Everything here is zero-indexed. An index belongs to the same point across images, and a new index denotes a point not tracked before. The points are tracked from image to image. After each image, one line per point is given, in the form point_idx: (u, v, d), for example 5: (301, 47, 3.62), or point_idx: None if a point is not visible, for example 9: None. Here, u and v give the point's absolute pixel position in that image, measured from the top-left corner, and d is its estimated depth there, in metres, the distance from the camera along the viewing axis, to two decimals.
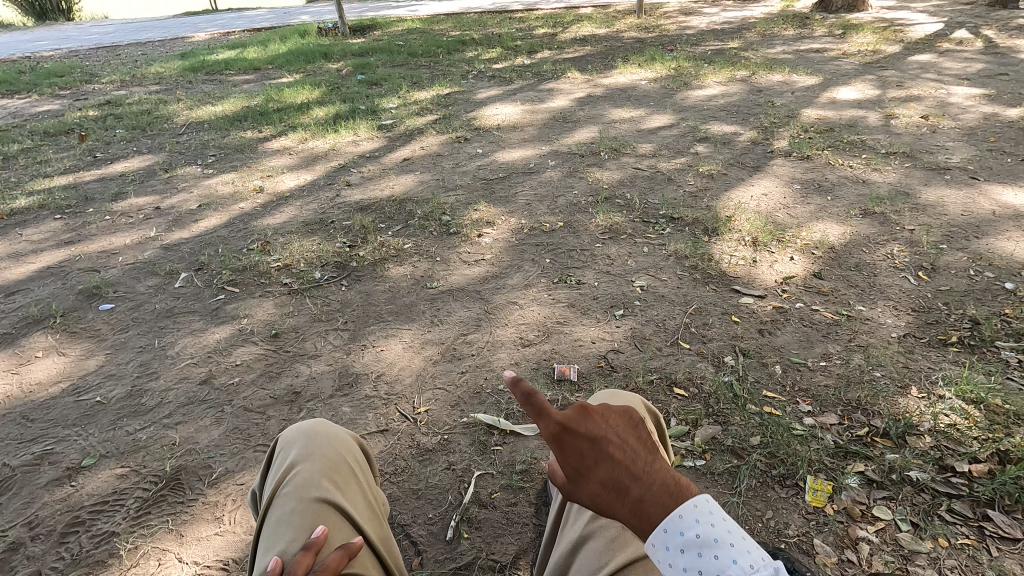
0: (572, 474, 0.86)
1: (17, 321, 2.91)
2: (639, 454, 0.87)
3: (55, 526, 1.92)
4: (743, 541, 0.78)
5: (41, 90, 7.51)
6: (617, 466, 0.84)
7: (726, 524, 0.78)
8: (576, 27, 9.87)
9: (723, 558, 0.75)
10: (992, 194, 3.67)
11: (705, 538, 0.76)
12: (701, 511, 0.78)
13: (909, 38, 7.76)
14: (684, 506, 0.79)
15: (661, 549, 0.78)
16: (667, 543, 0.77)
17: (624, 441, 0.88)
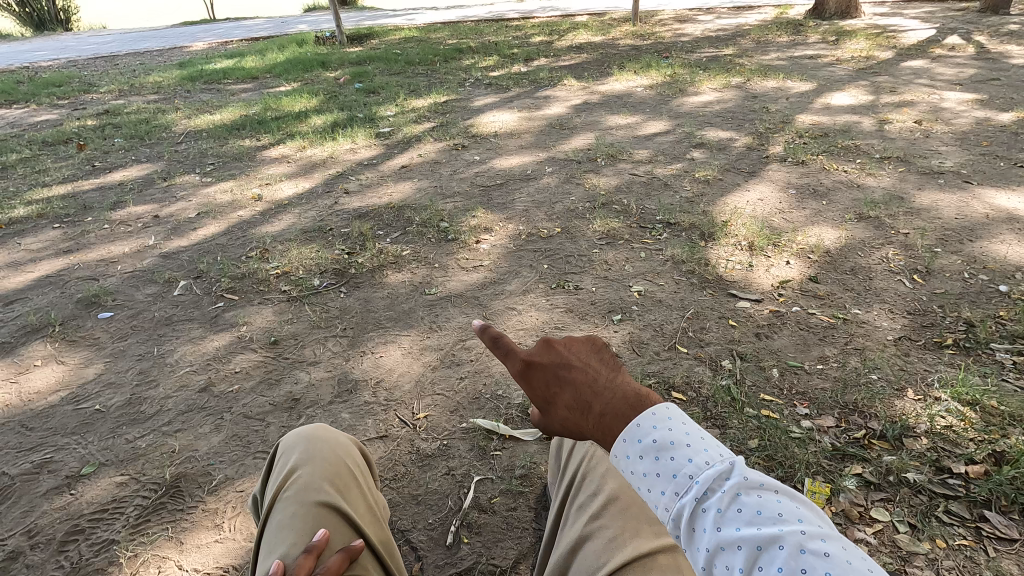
0: (547, 404, 1.06)
1: (16, 330, 2.91)
2: (600, 377, 1.04)
3: (55, 535, 1.92)
4: (701, 442, 0.88)
5: (39, 100, 7.53)
6: (580, 390, 1.03)
7: (681, 428, 0.89)
8: (572, 35, 9.95)
9: (679, 458, 0.86)
10: (985, 198, 3.71)
11: (662, 443, 0.87)
12: (657, 419, 0.91)
13: (902, 45, 7.84)
14: (643, 416, 0.92)
15: (625, 459, 0.90)
16: (628, 451, 0.89)
17: (587, 369, 1.06)
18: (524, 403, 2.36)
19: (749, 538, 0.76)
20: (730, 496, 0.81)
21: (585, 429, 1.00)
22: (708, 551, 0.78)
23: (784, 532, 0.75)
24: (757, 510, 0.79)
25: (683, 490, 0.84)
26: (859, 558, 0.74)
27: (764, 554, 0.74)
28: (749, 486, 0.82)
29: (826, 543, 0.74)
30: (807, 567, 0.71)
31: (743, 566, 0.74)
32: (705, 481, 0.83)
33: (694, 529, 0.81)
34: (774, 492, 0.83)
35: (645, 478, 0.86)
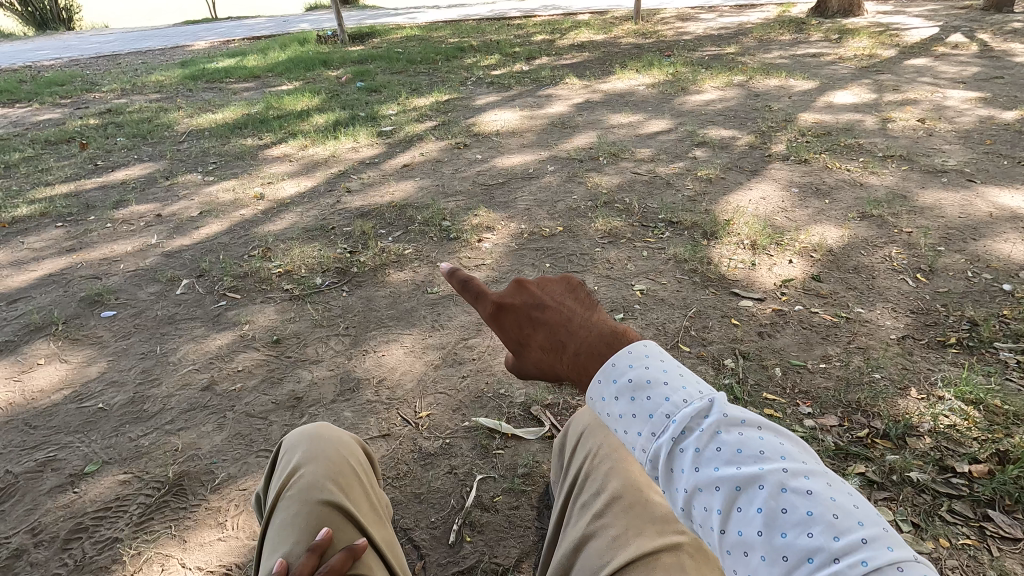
0: (525, 345, 1.11)
1: (19, 328, 2.92)
2: (575, 317, 1.06)
3: (58, 533, 1.92)
4: (679, 380, 0.87)
5: (41, 99, 7.54)
6: (555, 331, 1.06)
7: (658, 367, 0.89)
8: (574, 34, 9.93)
9: (655, 397, 0.85)
10: (989, 196, 3.69)
11: (637, 382, 0.87)
12: (634, 358, 0.91)
13: (905, 43, 7.82)
14: (618, 355, 0.92)
15: (602, 401, 0.90)
16: (606, 393, 0.89)
17: (561, 310, 1.09)
18: (527, 402, 2.36)
19: (728, 478, 0.74)
20: (709, 435, 0.79)
21: (561, 368, 1.03)
22: (686, 492, 0.77)
23: (764, 471, 0.73)
24: (737, 449, 0.77)
25: (660, 430, 0.83)
26: (840, 492, 0.73)
27: (743, 495, 0.73)
28: (729, 424, 0.80)
29: (808, 481, 0.73)
30: (785, 506, 0.70)
31: (721, 507, 0.73)
32: (683, 420, 0.82)
33: (673, 471, 0.80)
34: (756, 428, 0.81)
35: (621, 419, 0.86)
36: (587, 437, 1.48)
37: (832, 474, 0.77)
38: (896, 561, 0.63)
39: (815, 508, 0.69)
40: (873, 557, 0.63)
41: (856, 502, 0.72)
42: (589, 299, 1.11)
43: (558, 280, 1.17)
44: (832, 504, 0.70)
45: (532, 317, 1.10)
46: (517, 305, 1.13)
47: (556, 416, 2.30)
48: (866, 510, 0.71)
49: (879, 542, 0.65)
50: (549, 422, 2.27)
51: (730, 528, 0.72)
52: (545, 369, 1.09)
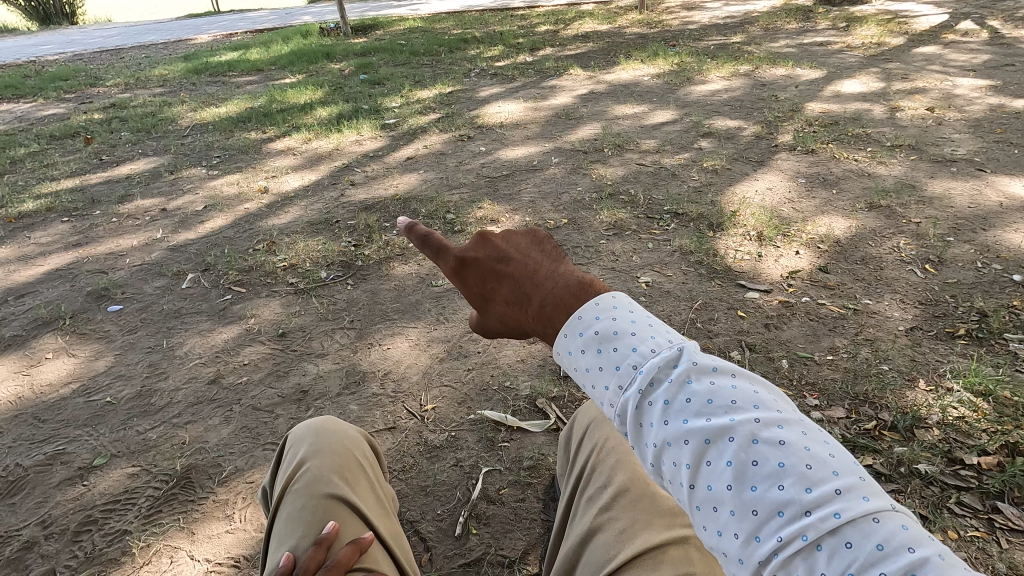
0: (491, 300, 1.13)
1: (27, 323, 2.93)
2: (542, 268, 1.06)
3: (68, 525, 1.94)
4: (648, 330, 0.89)
5: (46, 94, 7.54)
6: (520, 283, 1.07)
7: (626, 318, 0.90)
8: (578, 24, 9.83)
9: (622, 349, 0.86)
10: (999, 186, 3.65)
11: (603, 334, 0.88)
12: (601, 309, 0.92)
13: (914, 30, 7.71)
14: (585, 308, 0.93)
15: (569, 354, 0.91)
16: (572, 346, 0.90)
17: (527, 263, 1.09)
18: (532, 394, 2.36)
19: (698, 431, 0.75)
20: (678, 385, 0.80)
21: (527, 320, 1.04)
22: (656, 448, 0.78)
23: (735, 423, 0.75)
24: (708, 399, 0.78)
25: (628, 382, 0.84)
26: (813, 441, 0.75)
27: (713, 449, 0.74)
28: (700, 373, 0.82)
29: (781, 431, 0.74)
30: (756, 458, 0.72)
31: (690, 462, 0.74)
32: (651, 371, 0.83)
33: (642, 425, 0.81)
34: (728, 376, 0.82)
35: (588, 373, 0.88)
36: (594, 430, 1.48)
37: (805, 421, 0.79)
38: (871, 512, 0.66)
39: (788, 459, 0.71)
40: (846, 509, 0.66)
41: (832, 450, 0.75)
42: (555, 250, 1.12)
43: (524, 234, 1.17)
44: (805, 455, 0.72)
45: (496, 271, 1.11)
46: (481, 260, 1.15)
47: (562, 409, 2.30)
48: (841, 459, 0.73)
49: (853, 494, 0.68)
50: (555, 414, 2.27)
51: (699, 483, 0.73)
52: (513, 323, 1.11)
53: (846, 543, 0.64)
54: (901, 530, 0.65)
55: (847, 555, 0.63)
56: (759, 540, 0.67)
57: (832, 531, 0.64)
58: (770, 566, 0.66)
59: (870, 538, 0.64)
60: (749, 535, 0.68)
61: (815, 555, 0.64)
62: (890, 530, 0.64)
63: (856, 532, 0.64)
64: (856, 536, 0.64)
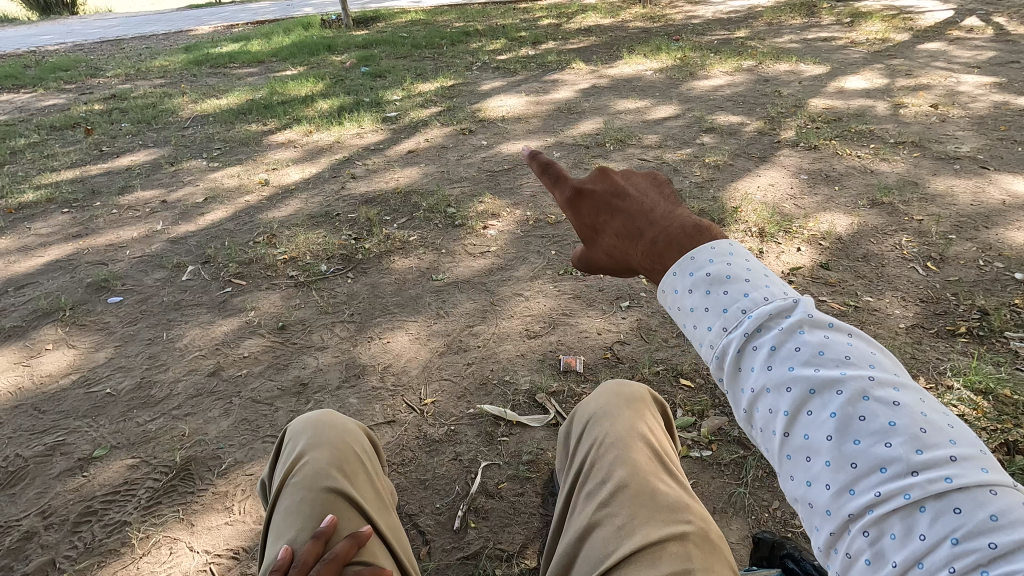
0: (600, 233, 1.13)
1: (26, 314, 2.93)
2: (658, 208, 1.06)
3: (68, 515, 1.94)
4: (763, 280, 0.87)
5: (46, 84, 7.52)
6: (633, 219, 1.07)
7: (741, 265, 0.88)
8: (581, 18, 9.77)
9: (733, 293, 0.85)
10: (1002, 184, 3.63)
11: (717, 276, 0.87)
12: (716, 254, 0.90)
13: (919, 26, 7.65)
14: (700, 250, 0.92)
15: (675, 293, 0.90)
16: (680, 286, 0.89)
17: (643, 201, 1.09)
18: (532, 389, 2.36)
19: (803, 380, 0.74)
20: (788, 332, 0.79)
21: (635, 255, 1.04)
22: (752, 393, 0.78)
23: (846, 377, 0.73)
24: (819, 350, 0.76)
25: (733, 325, 0.83)
26: (931, 410, 0.71)
27: (817, 399, 0.72)
28: (813, 325, 0.80)
29: (897, 392, 0.71)
30: (864, 413, 0.70)
31: (789, 409, 0.74)
32: (760, 317, 0.81)
33: (740, 369, 0.80)
34: (845, 335, 0.80)
35: (692, 314, 0.87)
36: (592, 427, 1.47)
37: (922, 391, 0.75)
38: (988, 484, 0.63)
39: (900, 419, 0.68)
40: (960, 476, 0.63)
41: (950, 422, 0.71)
42: (672, 195, 1.11)
43: (642, 176, 1.17)
44: (920, 419, 0.69)
45: (612, 204, 1.11)
46: (596, 192, 1.14)
47: (562, 404, 2.30)
48: (960, 431, 0.69)
49: (971, 463, 0.65)
50: (554, 409, 2.27)
51: (795, 431, 0.73)
52: (617, 259, 1.11)
53: (954, 508, 0.61)
54: (1021, 507, 0.61)
55: (953, 520, 0.60)
56: (853, 493, 0.66)
57: (938, 494, 0.62)
58: (862, 521, 0.65)
59: (985, 508, 0.60)
60: (842, 487, 0.67)
61: (916, 516, 0.62)
62: (1008, 505, 0.61)
63: (967, 500, 0.61)
64: (968, 503, 0.61)
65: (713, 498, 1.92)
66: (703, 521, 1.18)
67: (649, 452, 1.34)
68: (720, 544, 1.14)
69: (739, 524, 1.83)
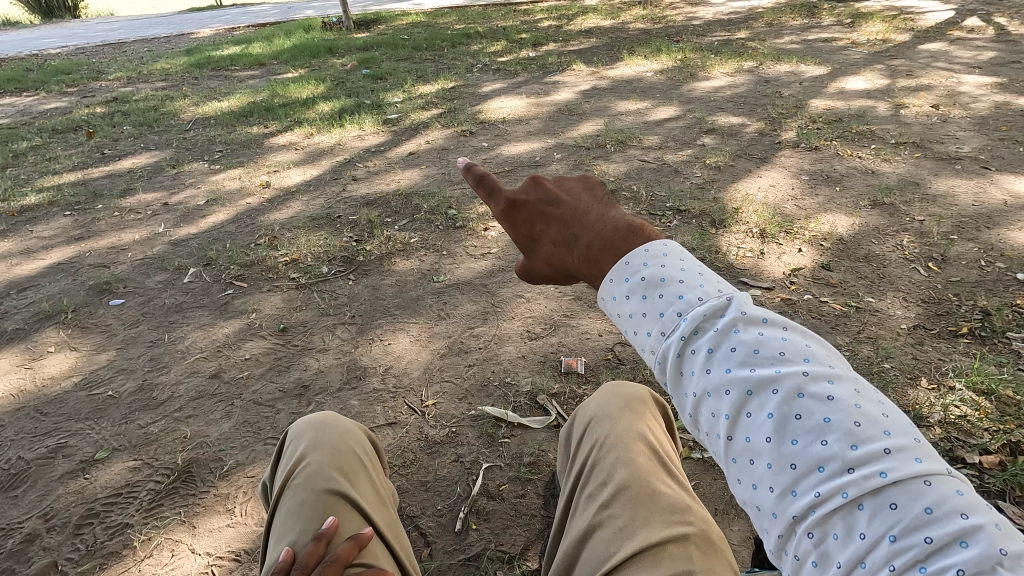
0: (538, 242, 1.15)
1: (29, 316, 2.94)
2: (591, 212, 1.09)
3: (70, 518, 1.95)
4: (697, 280, 0.88)
5: (48, 87, 7.54)
6: (568, 225, 1.09)
7: (674, 267, 0.89)
8: (581, 20, 9.78)
9: (667, 297, 0.86)
10: (1004, 184, 3.63)
11: (650, 281, 0.88)
12: (650, 256, 0.91)
13: (920, 27, 7.66)
14: (634, 254, 0.93)
15: (613, 300, 0.91)
16: (617, 292, 0.91)
17: (577, 207, 1.12)
18: (533, 390, 2.36)
19: (741, 382, 0.75)
20: (723, 333, 0.80)
21: (571, 262, 1.06)
22: (695, 397, 0.79)
23: (781, 375, 0.74)
24: (754, 349, 0.77)
25: (670, 329, 0.84)
26: (866, 401, 0.72)
27: (754, 400, 0.74)
28: (748, 323, 0.81)
29: (831, 386, 0.72)
30: (800, 412, 0.71)
31: (730, 413, 0.75)
32: (695, 319, 0.82)
33: (682, 374, 0.81)
34: (780, 330, 0.81)
35: (631, 320, 0.88)
36: (595, 426, 1.47)
37: (858, 380, 0.77)
38: (923, 474, 0.64)
39: (834, 415, 0.70)
40: (894, 470, 0.64)
41: (885, 411, 0.72)
42: (606, 198, 1.13)
43: (576, 182, 1.20)
44: (854, 412, 0.70)
45: (546, 212, 1.14)
46: (532, 202, 1.17)
47: (563, 405, 2.29)
48: (894, 420, 0.71)
49: (905, 454, 0.66)
50: (556, 411, 2.27)
51: (738, 434, 0.74)
52: (557, 265, 1.13)
53: (890, 504, 0.63)
54: (955, 495, 0.63)
55: (890, 517, 0.62)
56: (795, 494, 0.68)
57: (875, 491, 0.63)
58: (806, 523, 0.66)
59: (919, 501, 0.62)
60: (784, 489, 0.68)
61: (855, 514, 0.64)
62: (942, 495, 0.62)
63: (903, 494, 0.63)
64: (903, 498, 0.63)
65: (714, 499, 1.91)
66: (705, 523, 1.17)
67: (650, 453, 1.34)
68: (722, 545, 1.14)
69: (740, 525, 1.83)
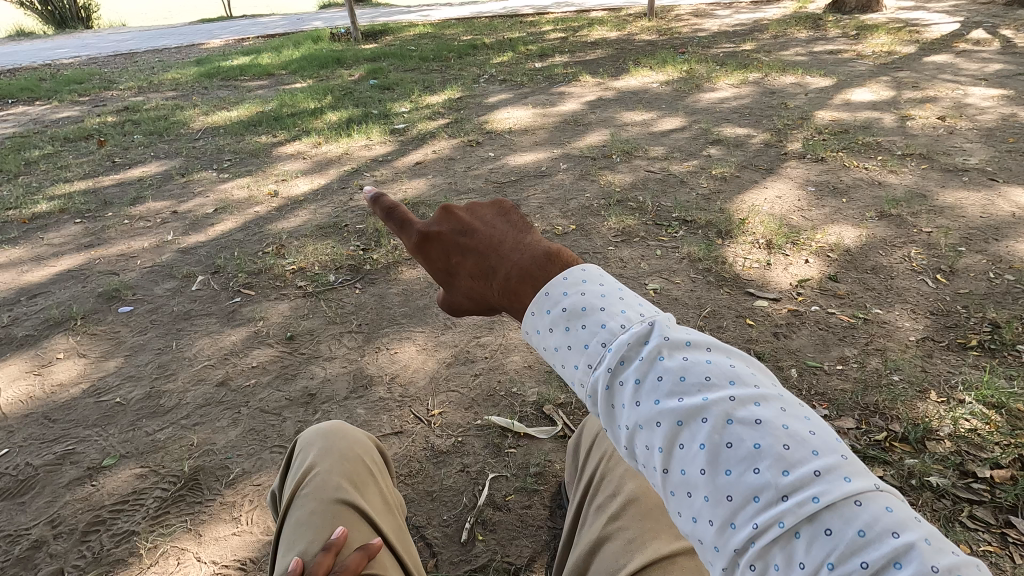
0: (454, 275, 1.00)
1: (39, 323, 2.96)
2: (508, 239, 0.95)
3: (77, 525, 1.95)
4: (618, 303, 0.79)
5: (60, 97, 7.63)
6: (484, 256, 0.95)
7: (595, 292, 0.80)
8: (587, 31, 9.85)
9: (590, 325, 0.77)
10: (1011, 196, 3.62)
11: (572, 310, 0.79)
12: (568, 284, 0.82)
13: (925, 39, 7.69)
14: (552, 284, 0.83)
15: (537, 334, 0.81)
16: (540, 325, 0.81)
17: (492, 232, 0.97)
18: (539, 401, 2.35)
19: (670, 412, 0.67)
20: (648, 362, 0.71)
21: (492, 297, 0.93)
22: (628, 430, 0.70)
23: (708, 402, 0.66)
24: (681, 376, 0.69)
25: (597, 361, 0.75)
26: (793, 418, 0.66)
27: (685, 431, 0.65)
28: (672, 347, 0.72)
29: (759, 409, 0.65)
30: (730, 440, 0.63)
31: (662, 446, 0.66)
32: (620, 349, 0.74)
33: (614, 407, 0.72)
34: (704, 350, 0.73)
35: (558, 353, 0.78)
36: (603, 439, 1.47)
37: (785, 396, 0.70)
38: (854, 493, 0.59)
39: (764, 440, 0.63)
40: (826, 493, 0.58)
41: (814, 428, 0.66)
42: (522, 221, 0.99)
43: (488, 204, 1.04)
44: (784, 434, 0.63)
45: (459, 243, 0.98)
46: (441, 233, 1.01)
47: (569, 416, 2.29)
48: (822, 435, 0.65)
49: (835, 474, 0.60)
50: (562, 421, 2.26)
51: (673, 468, 0.65)
52: (478, 300, 0.99)
53: (825, 530, 0.57)
54: (886, 512, 0.58)
55: (826, 544, 0.56)
56: (734, 527, 0.60)
57: (810, 518, 0.57)
58: (747, 556, 0.58)
59: (851, 523, 0.57)
60: (723, 522, 0.61)
61: (793, 544, 0.57)
62: (874, 514, 0.57)
63: (836, 518, 0.57)
64: (836, 522, 0.57)
65: None
66: None
67: None
68: None
69: None
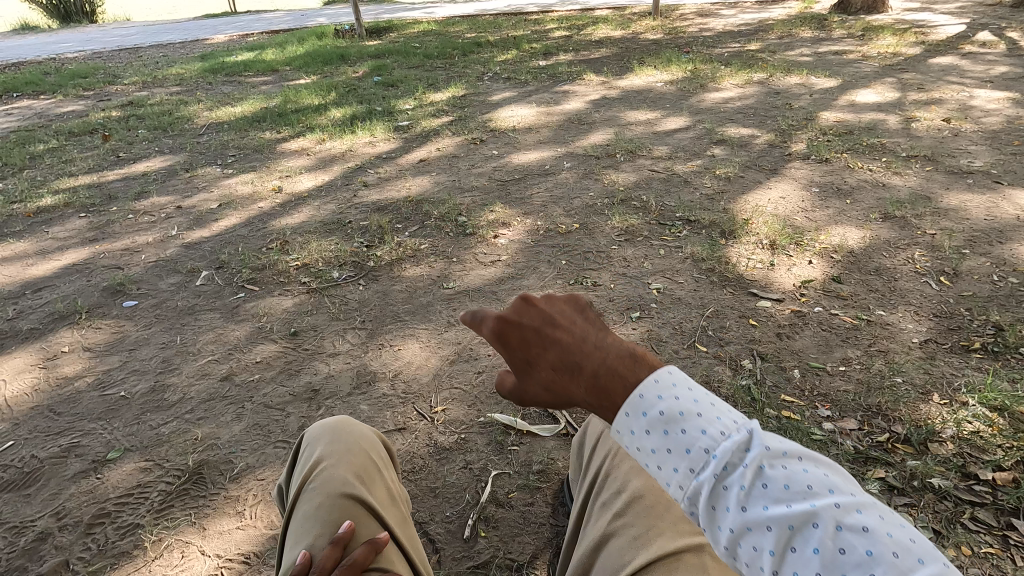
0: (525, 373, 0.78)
1: (44, 316, 2.98)
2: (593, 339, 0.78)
3: (82, 517, 1.96)
4: (713, 408, 0.73)
5: (65, 91, 7.66)
6: (570, 355, 0.76)
7: (690, 395, 0.72)
8: (591, 30, 9.83)
9: (691, 430, 0.70)
10: (1016, 199, 3.61)
11: (671, 414, 0.71)
12: (663, 386, 0.72)
13: (931, 40, 7.67)
14: (645, 386, 0.72)
15: (627, 434, 0.72)
16: (632, 426, 0.71)
17: (575, 329, 0.78)
18: None
19: (781, 518, 0.66)
20: (755, 470, 0.69)
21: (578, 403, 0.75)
22: (733, 533, 0.68)
23: (818, 508, 0.66)
24: (787, 483, 0.68)
25: (700, 466, 0.70)
26: (892, 524, 0.68)
27: (798, 536, 0.65)
28: (773, 455, 0.70)
29: (863, 515, 0.67)
30: (843, 546, 0.64)
31: (773, 550, 0.66)
32: (726, 456, 0.69)
33: (715, 509, 0.69)
34: (799, 457, 0.72)
35: (653, 454, 0.71)
36: (607, 438, 1.47)
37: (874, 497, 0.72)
38: None
39: (875, 547, 0.64)
40: None
41: (911, 534, 0.67)
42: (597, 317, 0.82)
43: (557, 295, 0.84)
44: (891, 540, 0.65)
45: (541, 339, 0.76)
46: (513, 325, 0.78)
47: (572, 414, 2.29)
48: (920, 540, 0.67)
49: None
50: (565, 419, 2.26)
51: (784, 570, 0.65)
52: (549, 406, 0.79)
53: None
54: None
55: None
56: None
57: None
58: None
59: None
60: None
61: None
62: None
63: None
64: None
65: None
66: None
67: None
68: None
69: None
